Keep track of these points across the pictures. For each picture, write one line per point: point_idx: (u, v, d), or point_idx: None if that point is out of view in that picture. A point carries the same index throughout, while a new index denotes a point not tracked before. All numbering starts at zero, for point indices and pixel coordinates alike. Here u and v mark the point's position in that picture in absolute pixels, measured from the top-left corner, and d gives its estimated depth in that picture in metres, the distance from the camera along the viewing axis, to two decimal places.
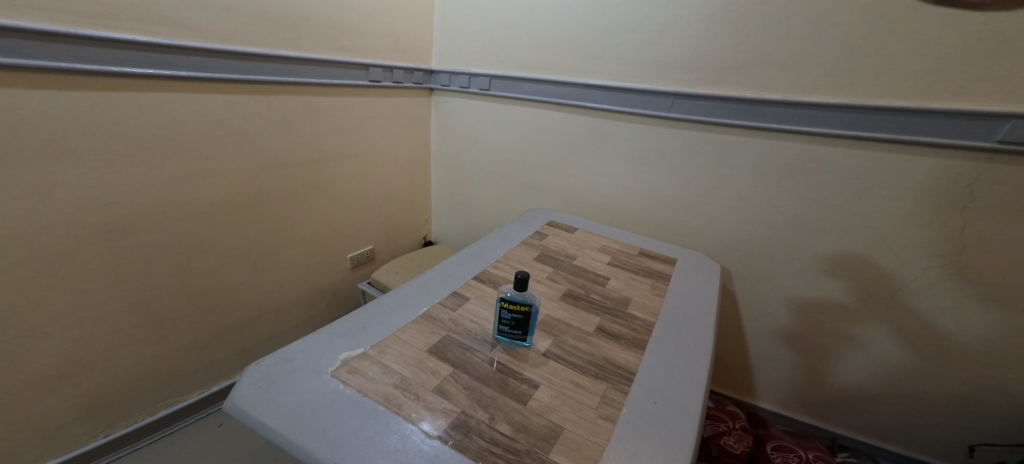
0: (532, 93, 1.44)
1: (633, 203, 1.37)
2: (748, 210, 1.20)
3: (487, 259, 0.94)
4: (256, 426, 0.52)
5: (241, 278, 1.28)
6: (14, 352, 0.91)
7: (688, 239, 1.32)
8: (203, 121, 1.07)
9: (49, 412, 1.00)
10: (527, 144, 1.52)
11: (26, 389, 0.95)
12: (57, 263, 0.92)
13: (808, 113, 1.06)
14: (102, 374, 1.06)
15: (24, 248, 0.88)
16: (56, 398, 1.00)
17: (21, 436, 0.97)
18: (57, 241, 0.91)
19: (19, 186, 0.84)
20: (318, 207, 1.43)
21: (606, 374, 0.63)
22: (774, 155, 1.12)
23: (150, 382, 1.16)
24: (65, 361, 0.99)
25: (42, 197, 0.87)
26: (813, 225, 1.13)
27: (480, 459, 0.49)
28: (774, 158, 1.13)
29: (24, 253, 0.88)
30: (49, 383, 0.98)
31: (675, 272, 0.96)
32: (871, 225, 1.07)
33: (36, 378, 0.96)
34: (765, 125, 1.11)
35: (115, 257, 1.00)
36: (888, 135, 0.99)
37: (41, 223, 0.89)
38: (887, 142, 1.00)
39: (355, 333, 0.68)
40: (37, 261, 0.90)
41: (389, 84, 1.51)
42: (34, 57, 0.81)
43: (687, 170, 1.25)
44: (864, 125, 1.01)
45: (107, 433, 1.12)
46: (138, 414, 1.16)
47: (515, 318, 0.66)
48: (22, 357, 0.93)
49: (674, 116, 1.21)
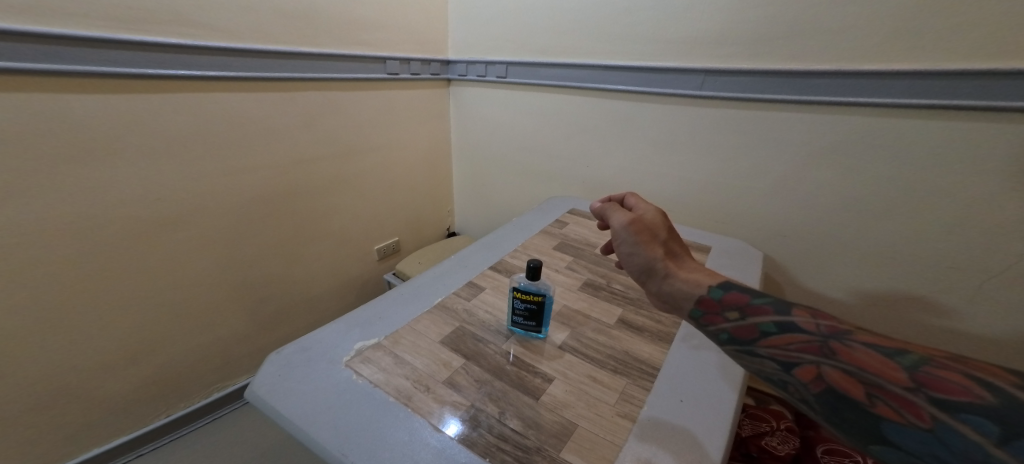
0: (551, 79, 1.39)
1: (661, 189, 1.30)
2: (790, 194, 1.09)
3: (505, 247, 0.91)
4: (269, 413, 0.52)
5: (274, 272, 1.32)
6: (74, 344, 0.96)
7: (725, 225, 1.23)
8: (231, 120, 1.09)
9: (108, 400, 1.06)
10: (548, 132, 1.48)
11: (87, 379, 1.01)
12: (108, 260, 0.97)
13: (874, 84, 0.93)
14: (153, 363, 1.11)
15: (79, 246, 0.92)
16: (113, 387, 1.06)
17: (87, 421, 1.04)
18: (110, 239, 0.96)
19: (71, 188, 0.88)
20: (342, 200, 1.45)
21: (626, 369, 0.59)
22: (826, 131, 1.00)
23: (198, 370, 1.22)
24: (123, 352, 1.05)
25: (92, 197, 0.91)
26: (875, 208, 0.99)
27: (487, 455, 0.47)
28: (824, 135, 1.01)
29: (79, 251, 0.92)
30: (108, 372, 1.04)
31: (711, 260, 0.89)
32: (949, 211, 0.92)
33: (95, 368, 1.01)
34: (814, 99, 0.99)
35: (162, 252, 1.05)
36: (972, 101, 0.85)
37: (93, 221, 0.93)
38: (982, 110, 0.84)
39: (370, 322, 0.67)
40: (93, 258, 0.95)
41: (407, 76, 1.50)
42: (79, 62, 0.84)
43: (721, 153, 1.16)
44: (943, 94, 0.87)
45: (169, 412, 1.19)
46: (194, 397, 1.24)
47: (528, 308, 0.63)
48: (83, 349, 0.98)
49: (707, 95, 1.12)
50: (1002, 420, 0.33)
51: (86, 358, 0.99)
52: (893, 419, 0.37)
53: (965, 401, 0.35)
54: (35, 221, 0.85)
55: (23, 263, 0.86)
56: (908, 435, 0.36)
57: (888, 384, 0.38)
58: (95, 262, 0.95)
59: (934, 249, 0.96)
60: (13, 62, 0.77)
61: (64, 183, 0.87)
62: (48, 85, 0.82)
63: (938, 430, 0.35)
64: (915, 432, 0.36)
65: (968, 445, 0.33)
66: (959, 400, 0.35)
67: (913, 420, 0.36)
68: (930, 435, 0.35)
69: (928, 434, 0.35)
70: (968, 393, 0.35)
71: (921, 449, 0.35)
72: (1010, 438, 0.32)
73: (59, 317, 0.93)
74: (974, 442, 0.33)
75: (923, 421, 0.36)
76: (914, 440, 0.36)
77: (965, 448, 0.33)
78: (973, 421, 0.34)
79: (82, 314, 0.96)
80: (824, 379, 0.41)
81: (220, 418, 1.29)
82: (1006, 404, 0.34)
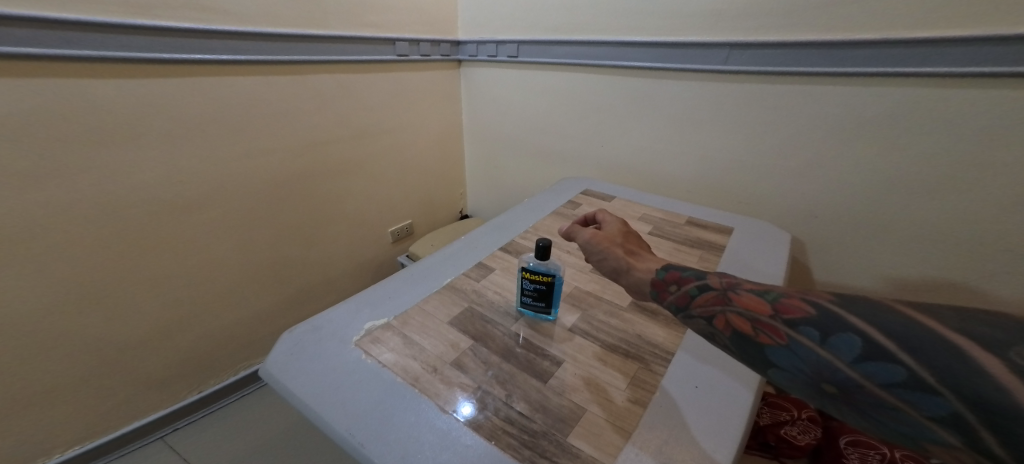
0: (564, 57, 1.34)
1: (681, 170, 1.25)
2: (820, 175, 1.03)
3: (516, 229, 0.89)
4: (279, 391, 0.52)
5: (291, 254, 1.33)
6: (103, 325, 0.99)
7: (748, 206, 1.18)
8: (245, 103, 1.09)
9: (137, 379, 1.09)
10: (562, 113, 1.44)
11: (117, 359, 1.04)
12: (132, 244, 0.98)
13: (922, 53, 0.85)
14: (179, 344, 1.14)
15: (104, 230, 0.93)
16: (142, 367, 1.09)
17: (124, 397, 1.08)
18: (136, 222, 0.97)
19: (94, 172, 0.89)
20: (355, 183, 1.45)
21: (639, 353, 0.57)
22: (862, 107, 0.94)
23: (224, 349, 1.25)
24: (153, 331, 1.08)
25: (115, 182, 0.92)
26: (915, 188, 0.93)
27: (493, 438, 0.46)
28: (861, 111, 0.94)
29: (104, 235, 0.94)
30: (137, 353, 1.07)
31: (731, 241, 0.85)
32: (1001, 190, 0.85)
33: (124, 349, 1.04)
34: (850, 71, 0.92)
35: (185, 235, 1.06)
36: None
37: (116, 205, 0.94)
38: None
39: (380, 302, 0.67)
40: (119, 242, 0.96)
41: (417, 58, 1.48)
42: (96, 47, 0.84)
43: (746, 131, 1.10)
44: (1002, 62, 0.79)
45: (201, 388, 1.24)
46: (223, 374, 1.28)
47: (537, 289, 0.62)
48: (112, 330, 1.01)
49: (732, 69, 1.06)
50: (823, 327, 0.38)
51: (119, 337, 1.02)
52: (765, 343, 0.41)
53: (802, 317, 0.39)
54: (64, 204, 0.87)
55: (56, 246, 0.88)
56: (775, 354, 0.40)
57: (757, 315, 0.42)
58: (124, 245, 0.97)
59: (977, 231, 0.89)
60: (36, 47, 0.77)
61: (88, 167, 0.88)
62: (68, 71, 0.82)
63: (791, 345, 0.39)
64: (778, 349, 0.40)
65: (806, 351, 0.38)
66: (798, 316, 0.40)
67: (777, 340, 0.40)
68: (790, 350, 0.39)
69: (786, 350, 0.39)
70: (800, 311, 0.40)
71: (786, 363, 0.39)
72: (826, 339, 0.37)
73: (93, 298, 0.96)
74: (808, 347, 0.38)
75: (782, 339, 0.40)
76: (782, 358, 0.39)
77: (805, 353, 0.38)
78: (807, 332, 0.38)
79: (113, 295, 0.99)
80: (722, 324, 0.44)
81: (248, 394, 1.34)
82: (826, 314, 0.38)
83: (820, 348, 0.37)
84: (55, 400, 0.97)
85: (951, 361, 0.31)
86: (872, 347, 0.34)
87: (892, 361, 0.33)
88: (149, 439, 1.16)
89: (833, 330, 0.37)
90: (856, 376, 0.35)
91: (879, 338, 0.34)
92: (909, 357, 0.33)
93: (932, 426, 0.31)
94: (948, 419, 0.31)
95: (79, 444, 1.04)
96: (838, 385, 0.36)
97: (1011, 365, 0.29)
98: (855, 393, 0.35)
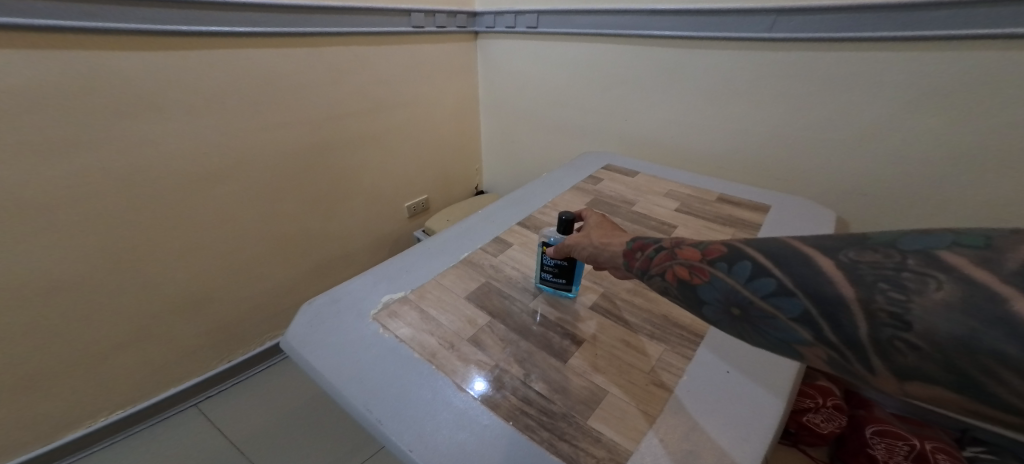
0: (588, 27, 1.27)
1: (710, 146, 1.19)
2: (866, 153, 0.96)
3: (534, 203, 0.86)
4: (299, 363, 0.52)
5: (310, 228, 1.33)
6: (132, 298, 1.01)
7: (785, 184, 1.10)
8: (262, 76, 1.07)
9: (166, 350, 1.12)
10: (584, 86, 1.38)
11: (147, 331, 1.06)
12: (156, 218, 0.99)
13: (997, 17, 0.76)
14: (204, 316, 1.16)
15: (131, 204, 0.94)
16: (171, 339, 1.12)
17: (156, 367, 1.12)
18: (163, 196, 0.98)
19: (117, 147, 0.89)
20: (370, 158, 1.43)
21: (664, 335, 0.55)
22: (923, 78, 0.85)
23: (249, 321, 1.28)
24: (183, 303, 1.10)
25: (138, 156, 0.92)
26: (974, 166, 0.85)
27: (511, 419, 0.44)
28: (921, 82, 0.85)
29: (130, 209, 0.94)
30: (165, 325, 1.09)
31: (767, 221, 0.80)
32: None
33: (153, 321, 1.07)
34: (912, 36, 0.83)
35: (209, 209, 1.07)
36: None
37: (139, 180, 0.94)
38: None
39: (397, 275, 0.66)
40: (144, 217, 0.97)
41: (433, 30, 1.43)
42: (116, 20, 0.82)
43: (785, 106, 1.02)
44: None
45: (230, 358, 1.28)
46: (248, 345, 1.31)
47: (558, 265, 0.59)
48: (141, 303, 1.03)
49: (778, 38, 0.97)
50: (730, 258, 0.37)
51: (151, 309, 1.05)
52: (694, 282, 0.39)
53: (716, 253, 0.38)
54: (94, 178, 0.88)
55: (90, 219, 0.90)
56: (699, 290, 0.38)
57: (683, 260, 0.41)
58: (152, 219, 0.98)
59: None
60: (59, 20, 0.76)
61: (111, 142, 0.88)
62: (88, 43, 0.81)
63: (711, 279, 0.37)
64: (701, 285, 0.38)
65: (720, 283, 0.37)
66: (716, 254, 0.38)
67: (700, 278, 0.38)
68: (711, 284, 0.37)
69: (709, 285, 0.38)
70: (714, 248, 0.39)
71: (709, 297, 0.38)
72: (730, 268, 0.36)
73: (124, 272, 0.98)
74: (719, 276, 0.37)
75: (704, 277, 0.38)
76: (707, 294, 0.38)
77: (718, 284, 0.37)
78: (721, 267, 0.37)
79: (145, 268, 1.01)
80: (670, 276, 0.41)
81: (274, 365, 1.37)
82: (733, 247, 0.38)
83: (728, 276, 0.36)
84: (96, 367, 1.01)
85: (802, 267, 0.32)
86: (761, 267, 0.34)
87: (773, 274, 0.33)
88: (184, 405, 1.21)
89: (735, 260, 0.36)
90: (749, 294, 0.34)
91: (764, 260, 0.34)
92: (780, 269, 0.33)
93: (799, 328, 0.31)
94: (808, 319, 0.30)
95: (121, 409, 1.10)
96: (740, 307, 0.35)
97: (838, 263, 0.30)
98: (751, 311, 0.34)
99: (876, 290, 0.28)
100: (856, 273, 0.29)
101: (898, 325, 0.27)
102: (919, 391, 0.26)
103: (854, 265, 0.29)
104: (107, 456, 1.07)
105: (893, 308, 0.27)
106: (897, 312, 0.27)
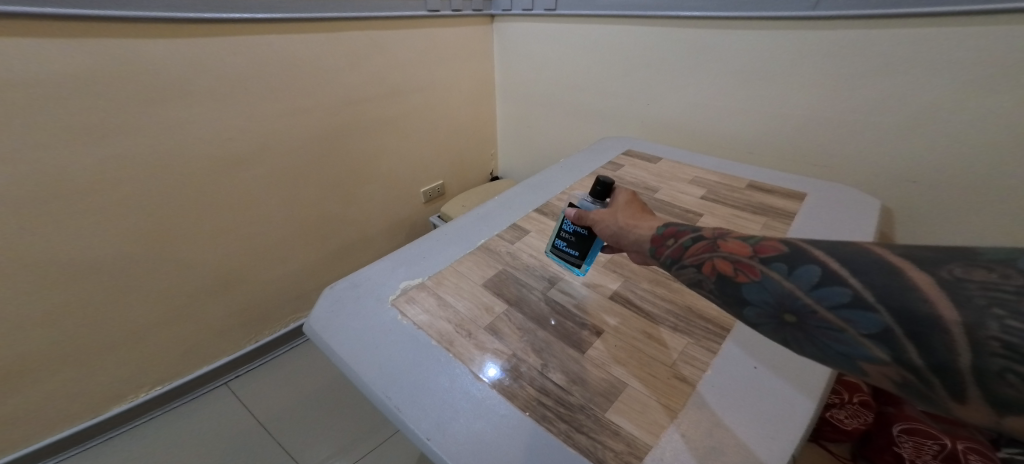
0: (610, 8, 1.22)
1: (736, 129, 1.14)
2: (910, 138, 0.90)
3: (553, 190, 0.84)
4: (320, 346, 0.52)
5: (330, 213, 1.34)
6: (161, 282, 1.03)
7: (817, 170, 1.05)
8: (282, 62, 1.06)
9: (194, 333, 1.15)
10: (604, 68, 1.34)
11: (175, 314, 1.09)
12: (181, 203, 1.00)
13: None
14: (229, 300, 1.19)
15: (158, 190, 0.96)
16: (198, 322, 1.15)
17: (185, 349, 1.15)
18: (191, 180, 1.00)
19: (144, 133, 0.90)
20: (388, 143, 1.42)
21: (688, 327, 0.53)
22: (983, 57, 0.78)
23: (271, 305, 1.31)
24: (213, 286, 1.13)
25: (164, 142, 0.93)
26: None
27: (528, 409, 0.44)
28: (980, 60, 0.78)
29: (157, 195, 0.96)
30: (193, 309, 1.12)
31: (800, 209, 0.76)
32: None
33: (181, 305, 1.09)
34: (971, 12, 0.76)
35: (234, 195, 1.09)
36: None
37: (166, 166, 0.95)
38: None
39: (415, 261, 0.65)
40: (171, 203, 0.98)
41: (450, 13, 1.40)
42: (142, 8, 0.82)
43: (821, 86, 0.96)
44: None
45: (256, 339, 1.31)
46: (270, 328, 1.34)
47: (577, 234, 0.58)
48: (169, 287, 1.05)
49: (821, 17, 0.91)
50: (791, 260, 0.36)
51: (181, 292, 1.08)
52: (739, 280, 0.38)
53: (774, 253, 0.37)
54: (126, 163, 0.89)
55: (123, 204, 0.92)
56: (745, 289, 0.37)
57: (736, 256, 0.39)
58: (180, 204, 1.00)
59: None
60: (86, 9, 0.76)
61: (138, 129, 0.89)
62: (113, 30, 0.81)
63: (762, 279, 0.36)
64: (748, 284, 0.37)
65: (774, 284, 0.36)
66: (772, 253, 0.37)
67: (748, 277, 0.37)
68: (760, 284, 0.36)
69: (758, 285, 0.37)
70: (772, 247, 0.37)
71: (756, 298, 0.37)
72: (792, 270, 0.35)
73: (153, 257, 1.00)
74: (775, 278, 0.36)
75: (754, 275, 0.37)
76: (753, 295, 0.37)
77: (772, 285, 0.36)
78: (777, 267, 0.36)
79: (176, 252, 1.03)
80: (707, 268, 0.41)
81: (299, 345, 1.41)
82: (795, 248, 0.36)
83: (786, 279, 0.35)
84: (134, 346, 1.05)
85: (889, 278, 0.30)
86: (831, 274, 0.33)
87: (845, 285, 0.32)
88: (217, 383, 1.25)
89: (798, 262, 0.35)
90: (811, 302, 0.33)
91: (836, 266, 0.33)
92: (857, 279, 0.32)
93: (872, 346, 0.30)
94: (883, 337, 0.30)
95: (159, 385, 1.14)
96: (796, 315, 0.34)
97: (939, 280, 0.29)
98: (810, 320, 0.34)
99: (987, 316, 0.27)
100: (962, 294, 0.28)
101: (1013, 358, 0.25)
102: (1014, 424, 0.26)
103: (960, 284, 0.28)
104: (146, 430, 1.12)
105: (1008, 338, 0.26)
106: (1012, 342, 0.26)
